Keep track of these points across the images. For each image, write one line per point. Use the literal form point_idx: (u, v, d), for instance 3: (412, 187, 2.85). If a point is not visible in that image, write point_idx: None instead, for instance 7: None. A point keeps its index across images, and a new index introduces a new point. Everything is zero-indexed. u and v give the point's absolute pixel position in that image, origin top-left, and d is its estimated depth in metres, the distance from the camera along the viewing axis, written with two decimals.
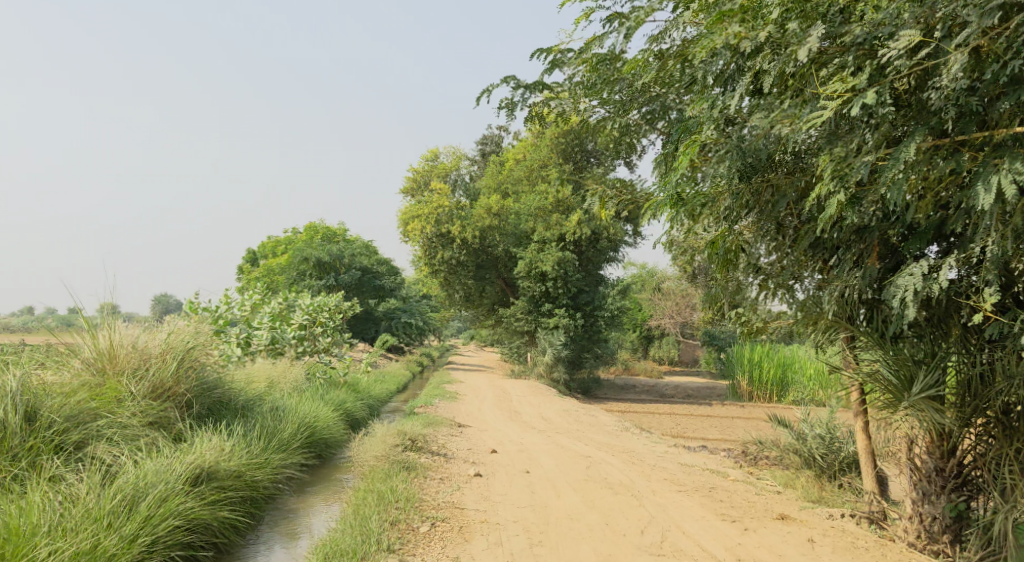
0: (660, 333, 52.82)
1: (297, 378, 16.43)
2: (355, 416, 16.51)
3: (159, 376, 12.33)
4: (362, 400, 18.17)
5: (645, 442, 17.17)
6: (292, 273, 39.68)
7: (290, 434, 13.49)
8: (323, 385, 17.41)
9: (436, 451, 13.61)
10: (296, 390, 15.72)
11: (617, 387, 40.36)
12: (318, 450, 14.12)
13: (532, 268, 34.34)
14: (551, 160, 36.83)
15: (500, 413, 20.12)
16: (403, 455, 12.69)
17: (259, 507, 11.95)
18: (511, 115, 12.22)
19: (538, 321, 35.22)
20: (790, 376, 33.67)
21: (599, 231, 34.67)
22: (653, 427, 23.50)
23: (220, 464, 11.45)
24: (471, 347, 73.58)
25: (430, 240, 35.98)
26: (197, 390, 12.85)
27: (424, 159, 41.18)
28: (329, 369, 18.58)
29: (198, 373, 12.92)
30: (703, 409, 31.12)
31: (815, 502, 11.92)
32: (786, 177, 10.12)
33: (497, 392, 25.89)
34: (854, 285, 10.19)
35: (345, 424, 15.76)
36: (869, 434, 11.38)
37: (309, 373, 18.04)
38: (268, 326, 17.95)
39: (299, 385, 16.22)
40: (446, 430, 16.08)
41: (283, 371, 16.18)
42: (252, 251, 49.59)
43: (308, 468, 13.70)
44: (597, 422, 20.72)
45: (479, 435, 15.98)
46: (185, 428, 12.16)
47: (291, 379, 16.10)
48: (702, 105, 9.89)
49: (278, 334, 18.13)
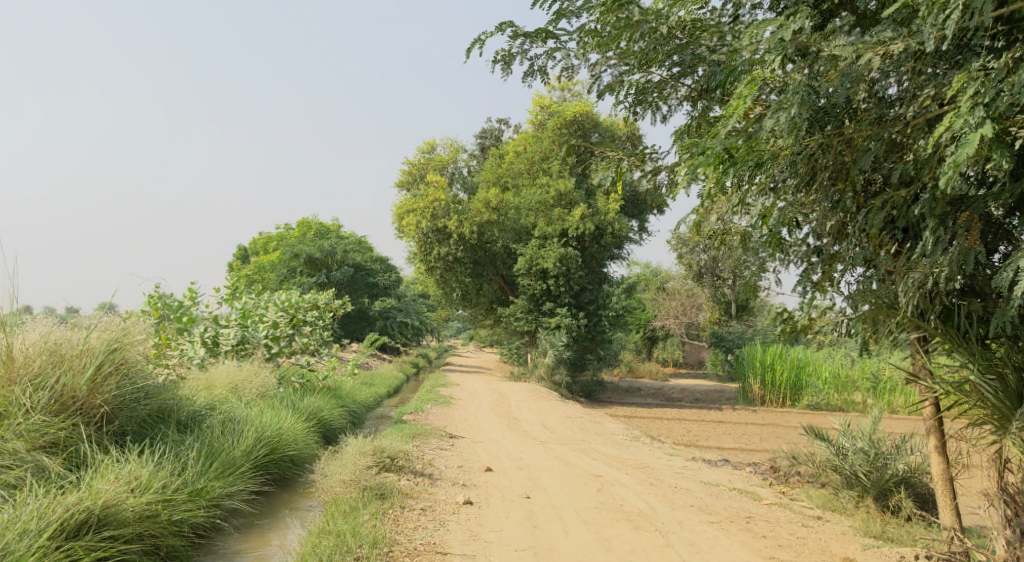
0: (664, 334, 51.16)
1: (268, 384, 14.81)
2: (333, 428, 14.84)
3: (66, 386, 10.79)
4: (343, 407, 16.55)
5: (659, 455, 15.42)
6: (282, 271, 37.97)
7: (240, 455, 11.88)
8: (298, 391, 15.79)
9: (420, 471, 11.90)
10: (263, 397, 14.11)
11: (622, 390, 38.56)
12: (275, 472, 12.51)
13: (533, 264, 32.65)
14: (552, 151, 35.18)
15: (498, 421, 18.42)
16: (378, 479, 11.00)
17: (183, 555, 10.37)
18: (507, 69, 10.53)
19: (539, 321, 33.49)
20: (803, 379, 31.98)
21: (603, 226, 32.97)
22: (664, 436, 21.72)
23: (122, 504, 9.90)
24: (470, 347, 71.96)
25: (426, 236, 34.27)
26: (119, 402, 11.29)
27: (420, 151, 39.44)
28: (306, 373, 17.01)
29: (124, 383, 11.38)
30: (714, 415, 29.44)
31: (878, 539, 10.25)
32: (870, 128, 8.86)
33: (496, 396, 24.15)
34: (942, 272, 8.75)
35: (318, 436, 14.15)
36: (947, 457, 9.76)
37: (282, 377, 16.49)
38: (237, 325, 16.34)
39: (270, 392, 14.58)
40: (435, 442, 14.31)
41: (253, 375, 14.54)
42: (241, 247, 47.82)
43: (262, 497, 12.08)
44: (603, 430, 18.96)
45: (473, 448, 14.26)
46: (91, 453, 10.62)
47: (261, 385, 14.47)
48: (766, 28, 8.56)
49: (249, 334, 16.46)
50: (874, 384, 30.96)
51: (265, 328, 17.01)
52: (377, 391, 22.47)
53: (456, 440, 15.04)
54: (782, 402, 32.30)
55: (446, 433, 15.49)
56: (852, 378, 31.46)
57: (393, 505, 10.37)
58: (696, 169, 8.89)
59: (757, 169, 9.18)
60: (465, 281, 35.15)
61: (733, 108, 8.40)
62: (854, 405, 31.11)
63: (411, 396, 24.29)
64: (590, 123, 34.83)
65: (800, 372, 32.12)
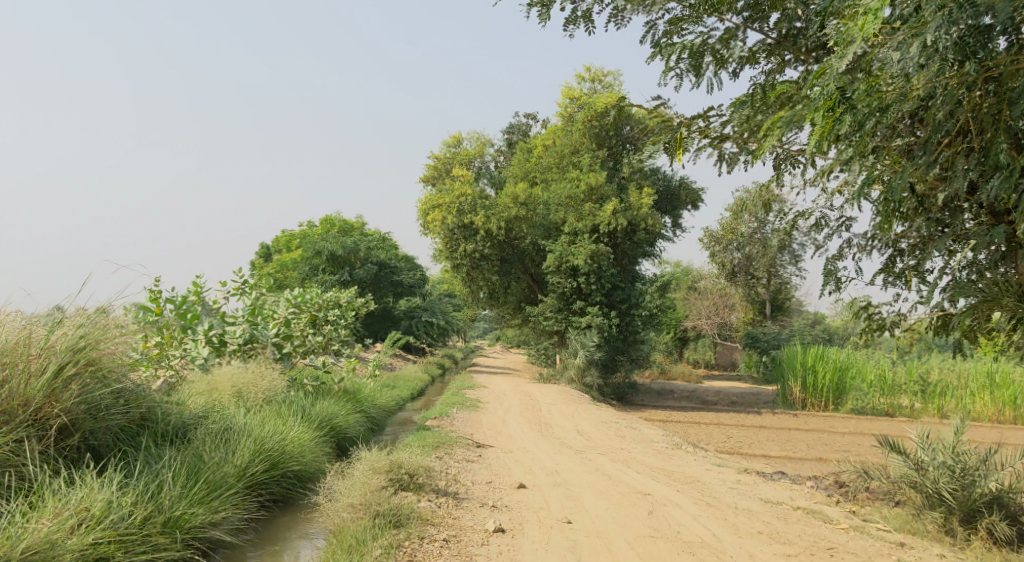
0: (697, 334, 49.61)
1: (278, 387, 14.04)
2: (344, 436, 14.07)
3: (19, 394, 10.27)
4: (359, 412, 15.62)
5: (707, 465, 14.17)
6: (304, 268, 36.79)
7: (232, 474, 11.36)
8: (310, 394, 14.97)
9: (443, 488, 10.74)
10: (270, 401, 13.50)
11: (654, 393, 37.17)
12: (273, 492, 11.95)
13: (563, 262, 31.39)
14: (583, 145, 33.96)
15: (529, 427, 17.13)
16: (394, 500, 9.93)
17: None
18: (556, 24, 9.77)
19: (569, 321, 32.15)
20: (847, 381, 30.52)
21: (636, 222, 31.54)
22: (705, 443, 20.39)
23: (63, 542, 9.45)
24: (497, 349, 70.48)
25: (451, 232, 33.03)
26: (83, 412, 10.76)
27: (446, 145, 38.20)
28: (322, 376, 15.82)
29: (95, 385, 10.91)
30: (755, 420, 28.05)
31: None
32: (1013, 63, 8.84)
33: (525, 399, 22.84)
34: None
35: (329, 444, 13.50)
36: None
37: (294, 379, 15.29)
38: (245, 322, 15.11)
39: (274, 397, 13.78)
40: (462, 453, 13.15)
41: (260, 378, 13.71)
42: (264, 245, 46.69)
43: (257, 521, 11.53)
44: (642, 437, 17.69)
45: (502, 459, 13.01)
46: (41, 476, 10.09)
47: (268, 390, 13.69)
48: None
49: (258, 332, 15.20)
50: (921, 388, 29.55)
51: (274, 326, 15.72)
52: (399, 394, 21.18)
53: (484, 449, 13.85)
54: (824, 406, 30.83)
55: (475, 441, 14.32)
56: (897, 381, 30.07)
57: (410, 537, 9.33)
58: (809, 112, 8.86)
59: (879, 113, 9.22)
60: (493, 280, 33.94)
61: (858, 32, 8.54)
62: (901, 410, 29.73)
63: (436, 399, 23.05)
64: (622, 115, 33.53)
65: (843, 374, 30.68)
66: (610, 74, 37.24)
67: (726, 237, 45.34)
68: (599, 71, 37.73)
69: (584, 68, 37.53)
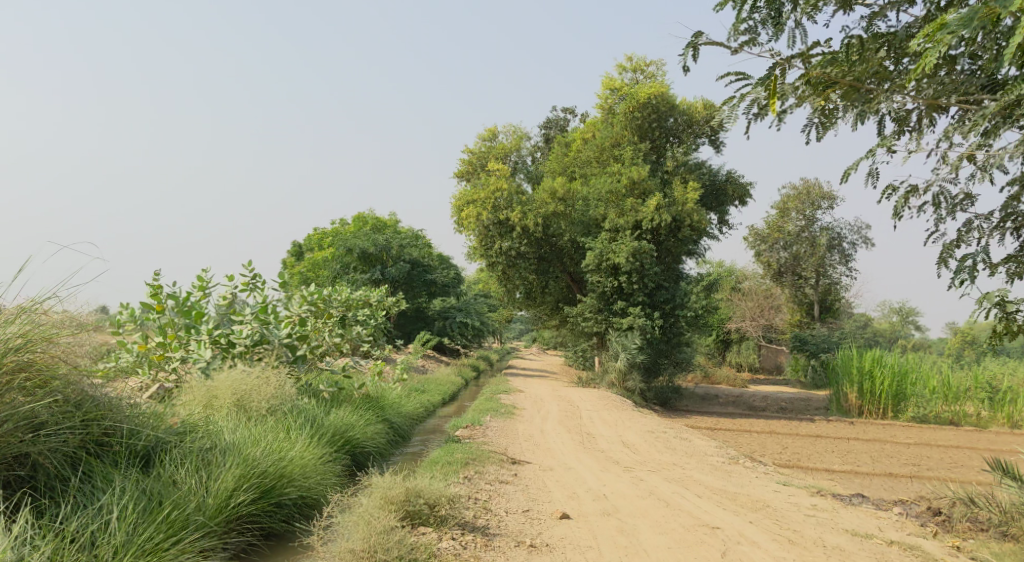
0: (740, 336, 47.76)
1: (286, 394, 13.39)
2: (354, 449, 13.45)
3: None
4: (383, 420, 14.89)
5: (766, 481, 13.05)
6: (335, 266, 35.50)
7: (206, 507, 10.86)
8: (327, 400, 14.24)
9: (463, 522, 10.49)
10: (273, 411, 12.92)
11: (698, 398, 35.41)
12: (263, 519, 11.43)
13: (603, 260, 29.81)
14: (624, 138, 32.38)
15: (571, 437, 15.77)
16: (395, 539, 9.63)
17: None
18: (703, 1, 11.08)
19: (610, 322, 30.51)
20: (907, 388, 29.09)
21: (680, 218, 29.84)
22: (759, 455, 19.04)
23: None
24: (533, 352, 68.43)
25: (487, 229, 31.59)
26: (13, 427, 10.27)
27: (482, 139, 36.68)
28: (341, 384, 14.77)
29: (30, 395, 10.43)
30: (812, 430, 26.64)
31: None
32: None
33: (564, 405, 21.45)
34: None
35: (337, 459, 12.88)
36: None
37: (308, 386, 14.31)
38: (255, 320, 13.95)
39: (279, 403, 13.11)
40: (493, 475, 12.02)
41: (266, 385, 13.09)
42: (292, 243, 45.24)
43: (243, 554, 11.05)
44: (691, 449, 16.33)
45: (542, 478, 12.14)
46: None
47: (272, 397, 13.04)
48: None
49: (269, 332, 13.99)
50: (988, 395, 28.83)
51: (286, 324, 14.39)
52: (429, 400, 19.74)
53: (516, 468, 12.62)
54: (882, 413, 29.28)
55: (506, 455, 13.09)
56: (961, 388, 28.87)
57: None
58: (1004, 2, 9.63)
59: None
60: (530, 279, 32.49)
61: None
62: (966, 418, 28.64)
63: (469, 404, 21.55)
64: (665, 106, 31.83)
65: (902, 380, 29.17)
66: (653, 64, 35.68)
67: (773, 234, 44.53)
68: (640, 61, 36.20)
69: (625, 58, 35.98)
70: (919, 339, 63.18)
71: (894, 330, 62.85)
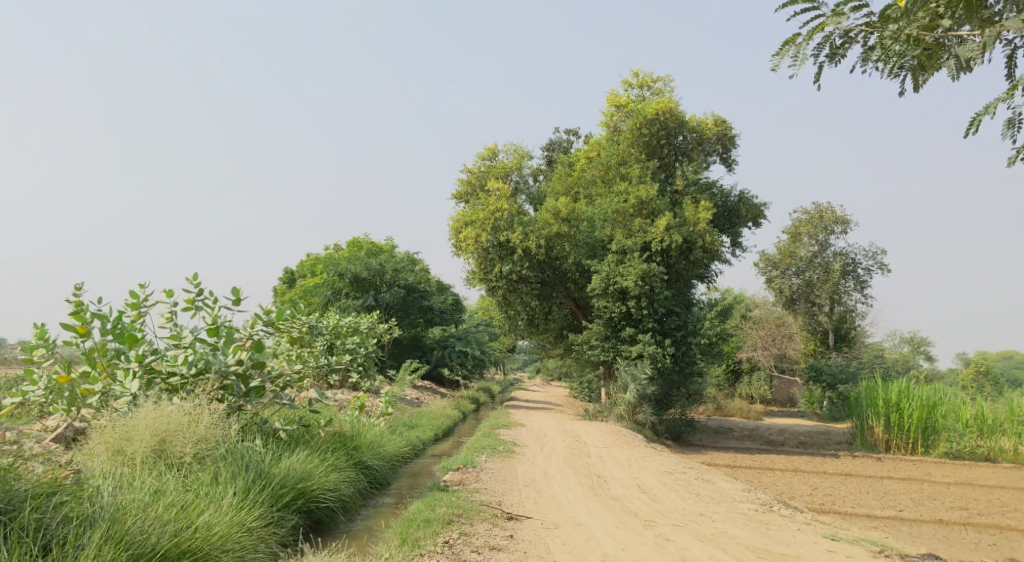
0: (750, 366, 45.48)
1: (221, 436, 12.98)
2: (300, 504, 13.00)
3: None
4: (338, 468, 14.16)
5: (813, 538, 11.51)
6: (325, 292, 33.49)
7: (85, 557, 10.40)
8: (273, 446, 13.67)
9: None
10: (192, 456, 12.52)
11: (711, 431, 33.29)
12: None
13: (609, 283, 27.83)
14: (631, 156, 30.37)
15: (582, 480, 13.99)
16: None
17: None
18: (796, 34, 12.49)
19: (618, 350, 28.29)
20: (937, 421, 27.02)
21: (691, 239, 27.89)
22: (789, 498, 17.27)
23: None
24: (537, 383, 65.73)
25: (486, 253, 29.65)
26: None
27: (481, 158, 34.76)
28: (288, 420, 14.27)
29: None
30: (839, 468, 24.61)
31: None
32: None
33: (570, 441, 19.42)
34: None
35: (261, 510, 12.31)
36: None
37: (247, 428, 13.79)
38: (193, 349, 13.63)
39: (209, 448, 12.73)
40: (484, 539, 10.85)
41: (193, 426, 12.69)
42: (284, 270, 42.85)
43: None
44: (716, 493, 14.36)
45: (541, 543, 10.83)
46: None
47: (200, 441, 12.64)
48: None
49: (210, 360, 13.56)
50: None
51: (237, 350, 13.88)
52: (417, 435, 17.86)
53: (517, 524, 11.35)
54: (910, 448, 27.24)
55: (502, 509, 11.85)
56: (998, 423, 27.02)
57: None
58: None
59: None
60: (532, 304, 30.48)
61: None
62: (1002, 454, 26.64)
63: (465, 440, 19.54)
64: (675, 122, 29.98)
65: (932, 412, 27.17)
66: (659, 79, 33.85)
67: (784, 260, 42.54)
68: (647, 77, 34.38)
69: (630, 73, 34.17)
70: (932, 370, 60.74)
71: (905, 361, 60.56)
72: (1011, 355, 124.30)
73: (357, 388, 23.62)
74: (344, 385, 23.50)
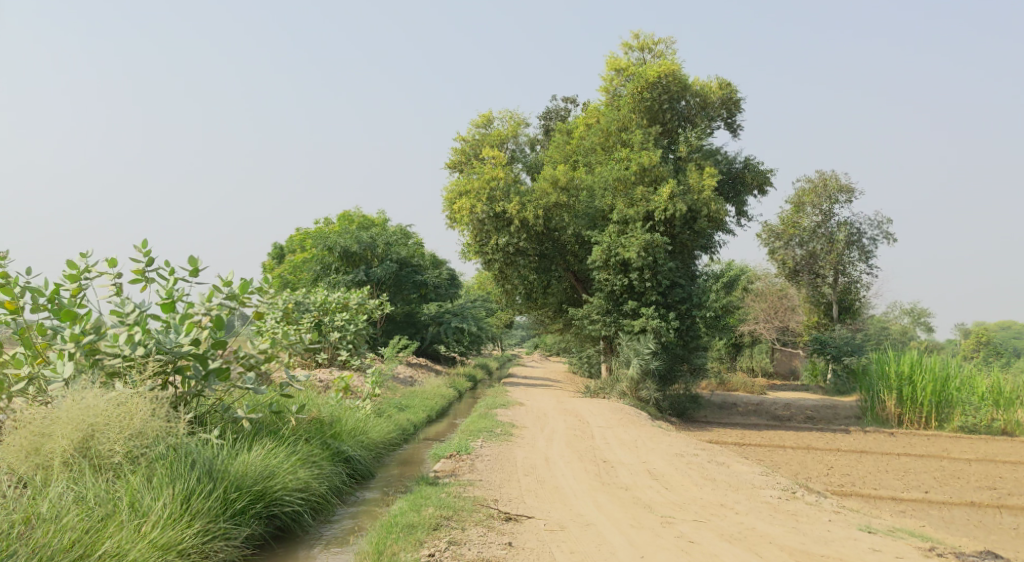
0: (752, 339, 44.35)
1: (159, 430, 12.01)
2: (259, 508, 12.08)
3: None
4: (305, 461, 13.16)
5: (850, 536, 10.76)
6: (314, 267, 32.24)
7: None
8: (235, 442, 12.65)
9: None
10: (116, 451, 11.66)
11: (714, 407, 32.12)
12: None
13: (611, 255, 26.56)
14: (632, 122, 29.02)
15: (589, 464, 13.10)
16: None
17: None
18: None
19: (620, 325, 27.07)
20: (952, 395, 25.89)
21: (696, 208, 26.65)
22: (807, 480, 16.20)
23: None
24: (533, 360, 64.43)
25: (481, 224, 28.34)
26: None
27: (476, 126, 33.38)
28: (255, 405, 13.46)
29: None
30: (853, 445, 23.57)
31: None
32: None
33: (572, 420, 18.31)
34: None
35: (201, 512, 11.49)
36: None
37: (202, 420, 12.94)
38: (143, 328, 12.59)
39: (145, 444, 11.85)
40: (477, 550, 10.00)
41: (127, 418, 11.81)
42: (273, 244, 41.43)
43: None
44: (733, 478, 13.30)
45: (543, 549, 10.12)
46: None
47: (134, 435, 11.78)
48: None
49: (160, 339, 12.49)
50: None
51: (192, 328, 12.83)
52: (407, 419, 16.77)
53: (517, 528, 10.54)
54: (923, 423, 26.08)
55: (498, 508, 11.05)
56: (1014, 395, 26.01)
57: None
58: None
59: None
60: (530, 278, 29.03)
61: None
62: (1018, 427, 25.61)
63: (461, 421, 18.42)
64: (677, 86, 28.64)
65: (946, 385, 26.03)
66: (661, 41, 32.46)
67: (787, 231, 41.16)
68: (648, 39, 32.99)
69: (630, 35, 32.77)
70: (932, 341, 59.59)
71: (907, 332, 59.21)
72: (1009, 325, 123.47)
73: (347, 368, 22.51)
74: (332, 364, 22.35)
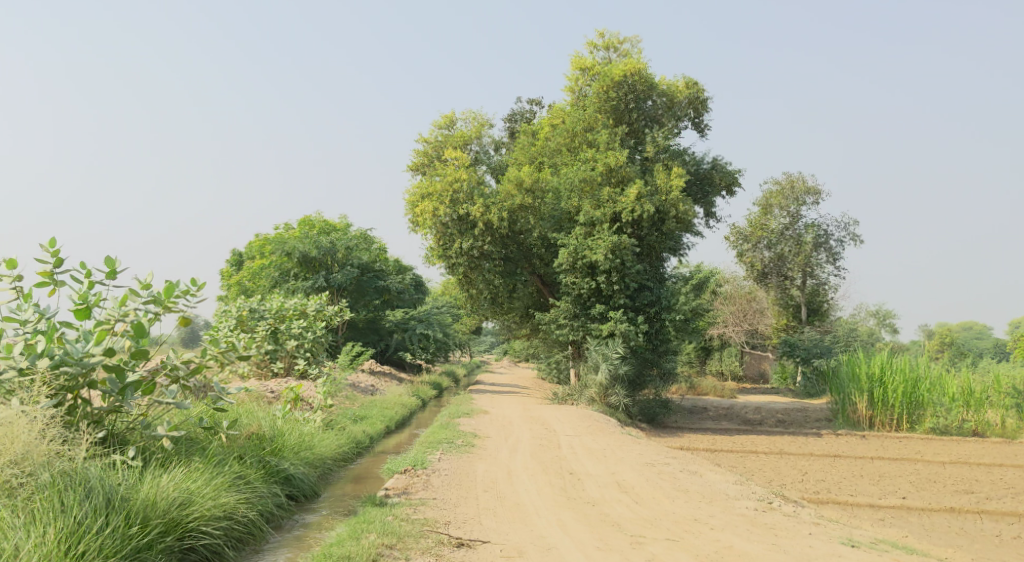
0: (721, 343, 43.90)
1: (46, 455, 11.13)
2: (169, 542, 11.13)
3: None
4: (229, 486, 12.22)
5: (833, 552, 10.15)
6: (272, 274, 31.31)
7: None
8: (139, 470, 11.70)
9: None
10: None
11: (684, 412, 31.43)
12: None
13: (578, 258, 25.85)
14: (598, 121, 28.35)
15: (555, 478, 12.41)
16: None
17: None
18: None
19: (588, 330, 26.34)
20: (923, 396, 25.40)
21: (663, 209, 26.04)
22: (781, 488, 15.52)
23: None
24: (500, 366, 63.55)
25: (444, 228, 27.53)
26: None
27: (438, 127, 32.62)
28: (178, 425, 12.77)
29: None
30: (826, 449, 22.99)
31: None
32: None
33: (538, 428, 17.56)
34: None
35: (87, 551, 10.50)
36: None
37: (105, 440, 12.16)
38: (53, 341, 11.93)
39: (28, 472, 10.97)
40: None
41: (8, 440, 10.97)
42: (233, 251, 40.34)
43: None
44: (707, 488, 12.63)
45: None
46: None
47: (14, 462, 10.92)
48: None
49: (71, 351, 11.83)
50: (1013, 401, 25.38)
51: (107, 339, 12.16)
52: (361, 432, 16.01)
53: (470, 556, 9.86)
54: (895, 425, 25.52)
55: (451, 534, 10.35)
56: (986, 395, 25.54)
57: None
58: None
59: None
60: (496, 283, 28.21)
61: None
62: (990, 428, 25.20)
63: (422, 432, 17.64)
64: (643, 85, 28.02)
65: (917, 386, 25.51)
66: (627, 41, 31.88)
67: (755, 233, 40.68)
68: (613, 38, 32.39)
69: (595, 34, 32.16)
70: (898, 342, 59.44)
71: (873, 334, 58.90)
72: (972, 326, 124.31)
73: (303, 378, 21.64)
74: (288, 374, 21.48)
